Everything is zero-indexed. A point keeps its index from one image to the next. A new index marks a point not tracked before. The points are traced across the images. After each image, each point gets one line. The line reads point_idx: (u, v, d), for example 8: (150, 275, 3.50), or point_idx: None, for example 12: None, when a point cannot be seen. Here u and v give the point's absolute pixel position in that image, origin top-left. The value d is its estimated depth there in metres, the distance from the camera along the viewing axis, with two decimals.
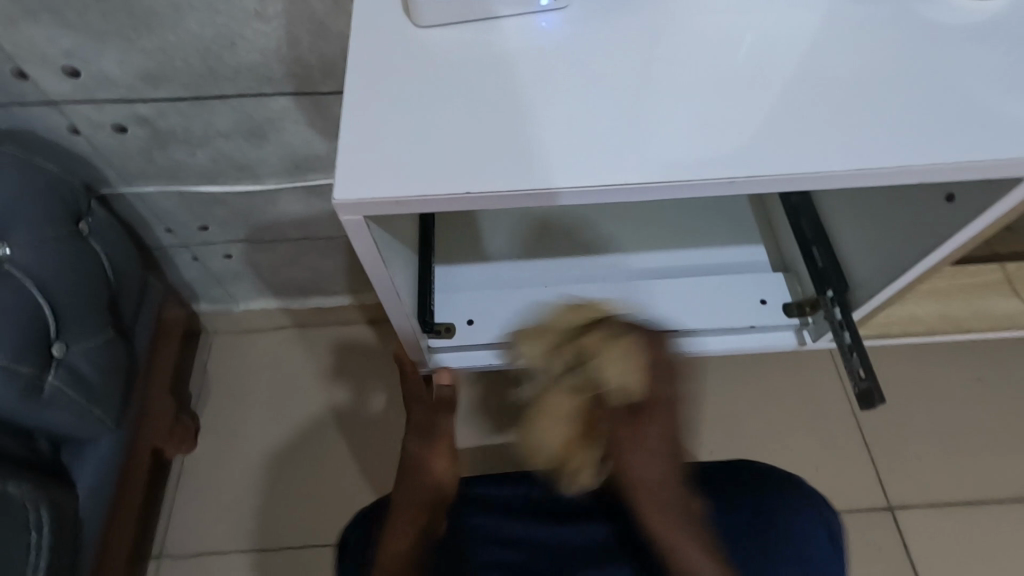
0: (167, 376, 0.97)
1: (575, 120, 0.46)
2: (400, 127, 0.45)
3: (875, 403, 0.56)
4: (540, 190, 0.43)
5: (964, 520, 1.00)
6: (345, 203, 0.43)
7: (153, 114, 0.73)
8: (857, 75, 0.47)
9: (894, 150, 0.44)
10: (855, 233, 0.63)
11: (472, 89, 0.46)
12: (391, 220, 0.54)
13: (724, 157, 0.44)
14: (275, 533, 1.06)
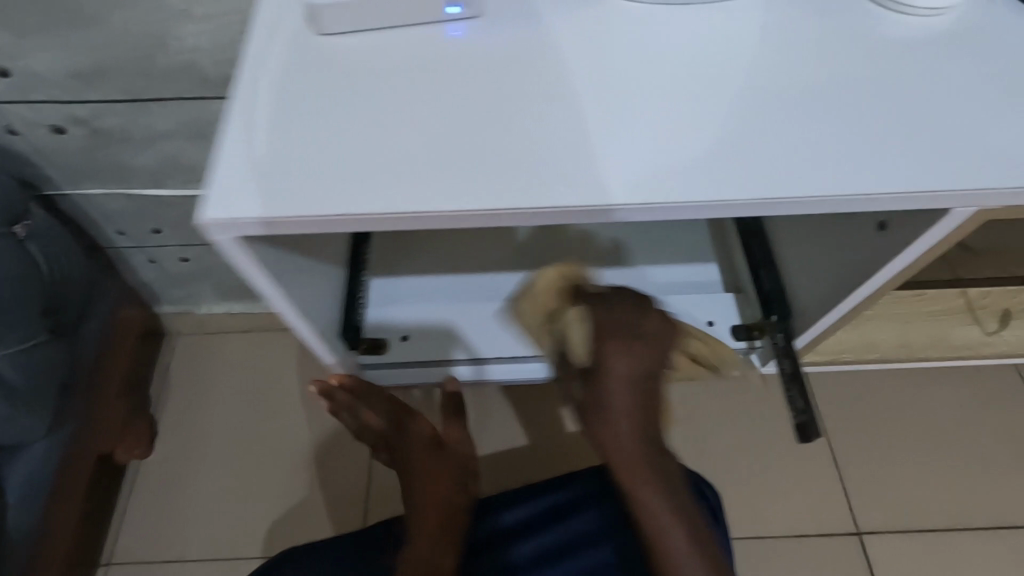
0: (117, 379, 0.95)
1: (483, 143, 0.46)
2: (289, 141, 0.45)
3: (811, 437, 0.53)
4: (459, 210, 0.43)
5: (932, 545, 0.98)
6: (215, 222, 0.42)
7: (89, 114, 0.72)
8: (776, 102, 0.47)
9: (816, 175, 0.44)
10: (801, 260, 0.61)
11: (385, 114, 0.47)
12: (295, 237, 0.54)
13: (644, 180, 0.44)
14: (227, 543, 1.03)
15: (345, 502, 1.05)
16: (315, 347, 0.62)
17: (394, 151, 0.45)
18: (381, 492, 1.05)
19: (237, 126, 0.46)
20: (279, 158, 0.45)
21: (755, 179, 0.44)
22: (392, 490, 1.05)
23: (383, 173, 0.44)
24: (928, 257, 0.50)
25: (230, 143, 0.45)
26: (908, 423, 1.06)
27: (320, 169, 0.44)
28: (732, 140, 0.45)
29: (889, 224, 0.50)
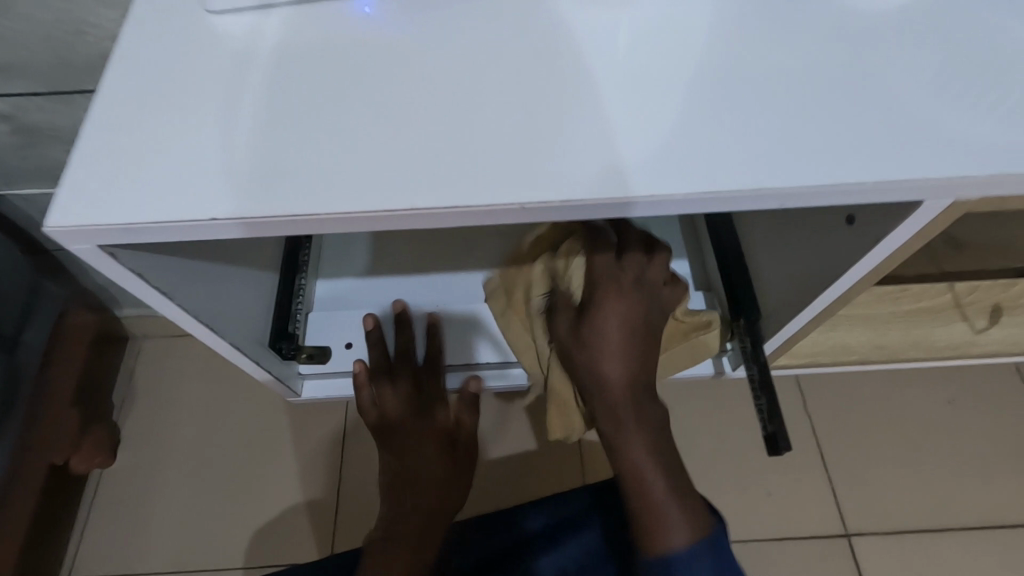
0: (70, 385, 0.93)
1: (402, 144, 0.43)
2: (178, 140, 0.44)
3: (781, 451, 0.49)
4: (378, 212, 0.41)
5: (923, 547, 0.94)
6: (58, 228, 0.40)
7: (13, 109, 0.68)
8: (718, 94, 0.44)
9: (760, 168, 0.41)
10: (772, 257, 0.56)
11: (300, 116, 0.45)
12: (193, 244, 0.51)
13: (577, 176, 0.41)
14: (192, 551, 1.00)
15: (314, 509, 1.01)
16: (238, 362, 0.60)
17: (303, 154, 0.43)
18: (352, 498, 1.01)
19: (114, 123, 0.44)
20: (167, 163, 0.43)
21: (692, 175, 0.41)
22: (363, 497, 1.01)
23: (288, 177, 0.42)
24: (899, 257, 0.46)
25: (104, 146, 0.44)
26: (899, 420, 1.02)
27: (212, 172, 0.42)
28: (666, 133, 0.42)
29: (858, 219, 0.46)
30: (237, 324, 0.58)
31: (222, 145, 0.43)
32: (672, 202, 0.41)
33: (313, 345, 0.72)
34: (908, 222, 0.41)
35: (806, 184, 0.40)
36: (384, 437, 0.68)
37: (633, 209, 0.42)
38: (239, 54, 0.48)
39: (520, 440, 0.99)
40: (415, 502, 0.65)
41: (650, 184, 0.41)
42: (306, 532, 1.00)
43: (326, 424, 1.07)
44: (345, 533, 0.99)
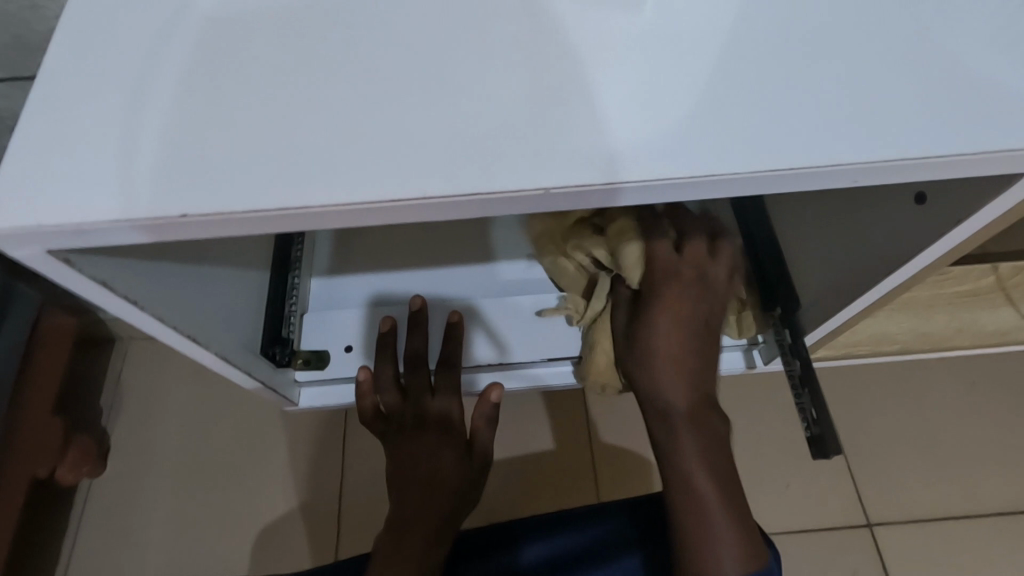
0: (48, 394, 0.87)
1: (375, 124, 0.39)
2: (141, 126, 0.39)
3: (829, 455, 0.44)
4: (386, 202, 0.37)
5: (949, 536, 0.90)
6: (5, 232, 0.36)
7: None
8: (730, 63, 0.40)
9: (807, 142, 0.37)
10: (811, 243, 0.52)
11: (256, 97, 0.40)
12: (165, 245, 0.46)
13: (596, 156, 0.37)
14: (187, 561, 0.95)
15: (313, 516, 0.97)
16: (227, 371, 0.54)
17: (261, 138, 0.38)
18: (353, 503, 0.97)
19: (70, 108, 0.39)
20: (113, 152, 0.38)
21: (707, 154, 0.37)
22: (365, 498, 0.97)
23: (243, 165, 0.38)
24: (969, 243, 0.42)
25: (55, 134, 0.39)
26: (922, 404, 0.97)
27: (179, 162, 0.38)
28: (694, 106, 0.38)
29: (929, 197, 0.41)
30: (225, 329, 0.54)
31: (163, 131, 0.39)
32: (687, 185, 0.37)
33: (308, 348, 0.68)
34: (999, 202, 0.37)
35: (840, 161, 0.36)
36: (394, 434, 0.65)
37: (621, 196, 0.38)
38: (183, 27, 0.43)
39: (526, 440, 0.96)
40: (428, 503, 0.61)
41: (643, 167, 0.37)
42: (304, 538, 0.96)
43: (323, 426, 1.02)
44: (346, 539, 0.95)
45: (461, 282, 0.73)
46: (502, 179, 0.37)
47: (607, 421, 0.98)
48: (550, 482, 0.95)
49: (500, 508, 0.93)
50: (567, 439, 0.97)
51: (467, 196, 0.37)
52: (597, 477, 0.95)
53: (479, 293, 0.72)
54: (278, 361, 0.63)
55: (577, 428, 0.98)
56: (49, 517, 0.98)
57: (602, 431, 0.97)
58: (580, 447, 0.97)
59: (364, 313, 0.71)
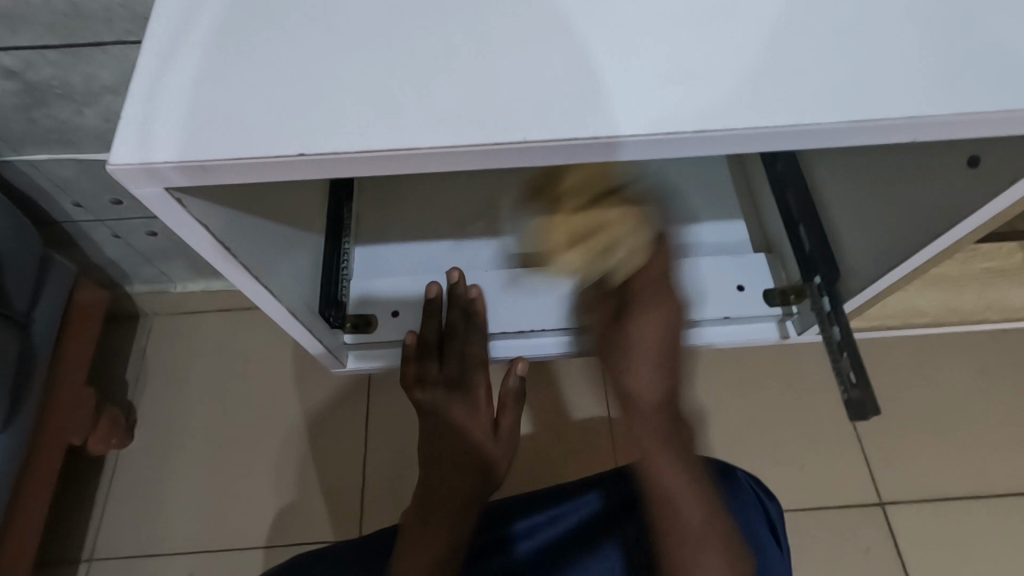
0: (81, 368, 0.88)
1: (400, 72, 0.38)
2: (231, 64, 0.38)
3: (868, 416, 0.46)
4: (462, 148, 0.37)
5: (958, 514, 0.92)
6: (127, 168, 0.35)
7: (21, 65, 0.63)
8: (782, 21, 0.40)
9: (892, 95, 0.37)
10: (848, 207, 0.54)
11: (302, 42, 0.39)
12: (249, 195, 0.46)
13: (681, 108, 0.37)
14: (218, 532, 0.97)
15: (337, 491, 0.98)
16: (290, 329, 0.56)
17: (328, 79, 0.38)
18: (376, 478, 0.99)
19: (160, 48, 0.39)
20: (138, 96, 0.37)
21: (762, 107, 0.37)
22: (388, 472, 0.99)
23: (252, 113, 0.37)
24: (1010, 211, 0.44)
25: (152, 71, 0.38)
26: (935, 387, 0.99)
27: (279, 99, 0.37)
28: (766, 60, 0.38)
29: (984, 160, 0.42)
30: (292, 286, 0.54)
31: (184, 77, 0.38)
32: (733, 138, 0.37)
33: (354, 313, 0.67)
34: None
35: (879, 117, 0.37)
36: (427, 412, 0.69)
37: (620, 151, 0.38)
38: None
39: (546, 416, 0.99)
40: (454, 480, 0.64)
41: (638, 116, 0.37)
42: (327, 512, 0.97)
43: (348, 402, 1.04)
44: (370, 513, 0.96)
45: (485, 250, 0.70)
46: (554, 128, 0.37)
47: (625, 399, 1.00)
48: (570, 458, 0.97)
49: (521, 482, 0.95)
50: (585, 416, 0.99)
51: (502, 147, 0.37)
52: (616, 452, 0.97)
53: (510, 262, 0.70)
54: (333, 320, 0.63)
55: (596, 404, 1.00)
56: (77, 488, 1.00)
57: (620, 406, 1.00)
58: (600, 420, 0.99)
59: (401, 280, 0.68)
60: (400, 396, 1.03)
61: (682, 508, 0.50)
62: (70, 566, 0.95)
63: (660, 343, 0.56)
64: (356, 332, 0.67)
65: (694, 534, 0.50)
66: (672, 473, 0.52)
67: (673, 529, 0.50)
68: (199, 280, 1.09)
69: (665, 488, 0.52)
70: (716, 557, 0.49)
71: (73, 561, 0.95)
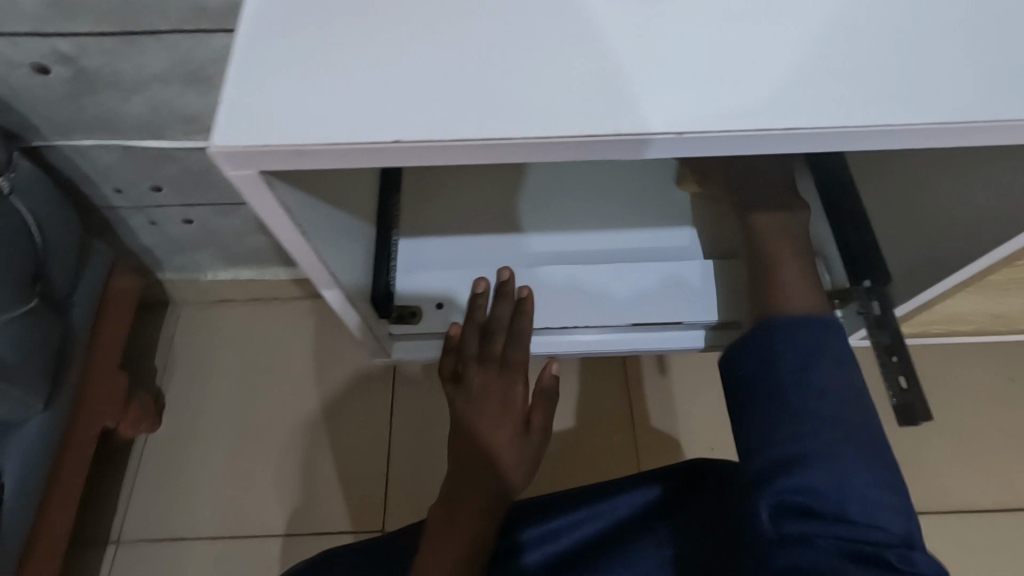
0: (114, 352, 0.88)
1: (476, 61, 0.38)
2: (320, 50, 0.38)
3: (918, 421, 0.45)
4: (526, 140, 0.37)
5: (983, 526, 0.91)
6: (226, 150, 0.35)
7: (75, 51, 0.64)
8: (844, 23, 0.40)
9: (959, 100, 0.37)
10: (900, 212, 0.54)
11: (385, 29, 0.39)
12: (320, 183, 0.47)
13: (747, 108, 0.37)
14: (242, 518, 0.98)
15: (360, 482, 0.99)
16: (339, 311, 0.57)
17: (413, 67, 0.38)
18: (398, 470, 0.99)
19: (249, 33, 0.39)
20: (228, 79, 0.37)
21: (822, 107, 0.37)
22: (412, 465, 0.99)
23: (315, 99, 0.37)
24: None
25: (244, 55, 0.38)
26: (962, 398, 0.98)
27: (368, 84, 0.37)
28: (832, 63, 0.39)
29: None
30: (350, 274, 0.55)
31: (250, 61, 0.38)
32: (793, 140, 0.38)
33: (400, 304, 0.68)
34: None
35: (937, 120, 0.37)
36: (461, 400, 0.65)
37: (647, 150, 0.38)
38: None
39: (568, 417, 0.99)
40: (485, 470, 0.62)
41: (691, 113, 0.37)
42: (349, 502, 0.98)
43: (370, 394, 1.05)
44: (394, 505, 0.97)
45: (525, 247, 0.72)
46: (615, 124, 0.37)
47: (645, 400, 1.00)
48: (591, 459, 0.97)
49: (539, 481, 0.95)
50: (606, 415, 0.99)
51: (569, 141, 0.37)
52: (637, 451, 0.97)
53: (537, 261, 0.71)
54: (383, 310, 0.64)
55: (619, 402, 1.00)
56: (106, 472, 1.01)
57: (642, 405, 1.00)
58: (622, 417, 0.99)
59: (449, 274, 0.70)
60: (423, 389, 1.04)
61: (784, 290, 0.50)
62: (98, 547, 0.97)
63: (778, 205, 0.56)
64: (401, 323, 0.69)
65: (788, 279, 0.51)
66: (773, 229, 0.55)
67: (769, 273, 0.52)
68: (228, 269, 1.10)
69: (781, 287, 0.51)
70: (808, 290, 0.50)
71: (102, 542, 0.97)
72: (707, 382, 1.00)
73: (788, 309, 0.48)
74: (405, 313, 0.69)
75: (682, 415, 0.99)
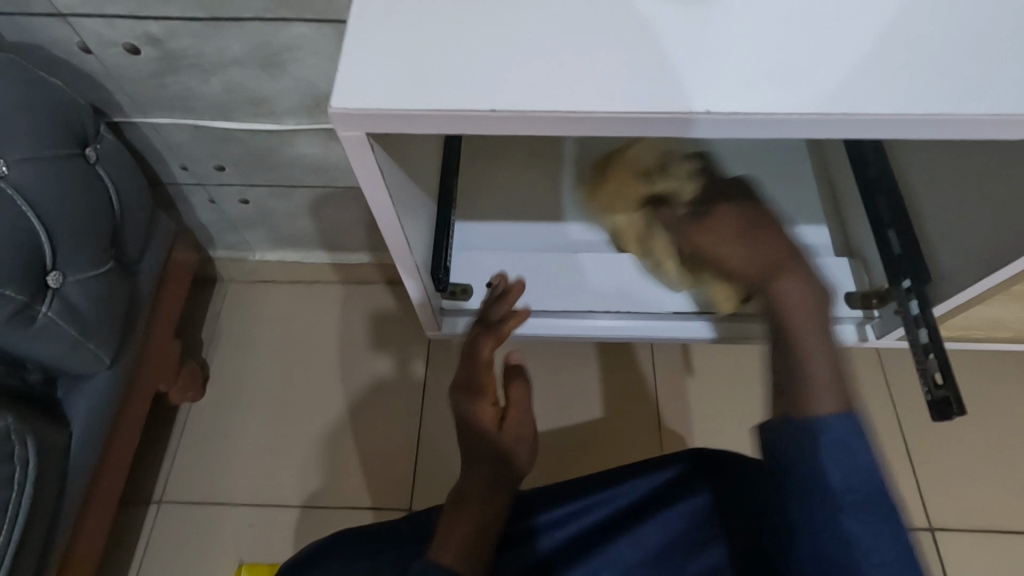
0: (170, 321, 0.93)
1: (559, 43, 0.42)
2: (425, 26, 0.42)
3: (952, 416, 0.47)
4: (589, 114, 0.40)
5: (1015, 547, 0.88)
6: (343, 113, 0.39)
7: (166, 33, 0.69)
8: (900, 27, 0.42)
9: (1001, 95, 0.40)
10: (951, 209, 0.57)
11: (481, 12, 0.43)
12: (403, 156, 0.51)
13: (799, 99, 0.40)
14: (275, 488, 1.02)
15: (390, 461, 1.02)
16: (406, 282, 0.61)
17: (508, 45, 0.41)
18: (427, 453, 1.02)
19: (361, 11, 0.43)
20: (343, 52, 0.41)
21: (870, 98, 0.40)
22: (441, 449, 1.02)
23: (425, 68, 0.40)
24: None
25: (359, 30, 0.42)
26: (1000, 417, 0.96)
27: (470, 59, 0.41)
28: (881, 57, 0.41)
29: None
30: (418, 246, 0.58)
31: (360, 37, 0.42)
32: (841, 123, 0.40)
33: (454, 281, 0.73)
34: None
35: (970, 111, 0.39)
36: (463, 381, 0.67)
37: (691, 128, 0.41)
38: None
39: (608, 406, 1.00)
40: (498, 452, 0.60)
41: (742, 102, 0.40)
42: (375, 480, 1.01)
43: (402, 376, 1.08)
44: (421, 486, 1.00)
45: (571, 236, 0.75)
46: (674, 103, 0.40)
47: (667, 396, 1.00)
48: (619, 449, 0.97)
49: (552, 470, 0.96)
50: (631, 411, 1.00)
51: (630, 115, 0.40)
52: (661, 444, 0.97)
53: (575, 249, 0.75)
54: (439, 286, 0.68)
55: (645, 398, 1.00)
56: (152, 435, 1.07)
57: (669, 403, 1.00)
58: (647, 413, 0.99)
59: (501, 254, 0.74)
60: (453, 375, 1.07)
61: (806, 363, 0.46)
62: (140, 506, 1.02)
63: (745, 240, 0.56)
64: (452, 299, 0.72)
65: (815, 375, 0.45)
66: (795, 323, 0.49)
67: (799, 368, 0.46)
68: (277, 251, 1.16)
69: (801, 365, 0.46)
70: (835, 381, 0.45)
71: (144, 501, 1.02)
72: (733, 385, 1.00)
73: (819, 404, 0.43)
74: (456, 291, 0.72)
75: (700, 414, 0.99)
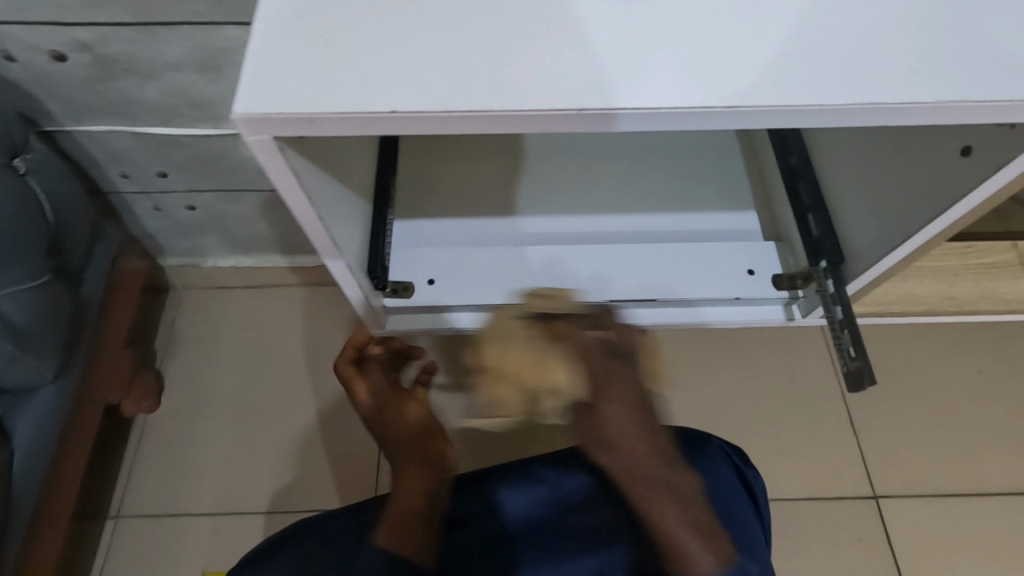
0: (121, 331, 0.92)
1: (478, 42, 0.43)
2: (341, 27, 0.43)
3: (864, 386, 0.50)
4: (510, 112, 0.41)
5: (951, 509, 0.94)
6: (248, 117, 0.40)
7: (94, 39, 0.68)
8: (807, 25, 0.44)
9: (894, 84, 0.43)
10: (858, 190, 0.61)
11: (399, 11, 0.44)
12: (329, 156, 0.52)
13: (711, 90, 0.42)
14: (237, 496, 1.01)
15: (353, 461, 1.03)
16: (342, 283, 0.61)
17: (426, 45, 0.43)
18: None
19: (276, 15, 0.43)
20: (246, 55, 0.41)
21: (776, 89, 0.42)
22: None
23: (335, 70, 0.41)
24: (998, 195, 0.50)
25: (270, 33, 0.42)
26: (936, 386, 1.01)
27: (381, 60, 0.42)
28: (787, 50, 0.44)
29: (975, 149, 0.49)
30: (350, 246, 0.59)
31: (268, 41, 0.42)
32: (752, 113, 0.42)
33: (394, 279, 0.71)
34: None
35: (867, 100, 0.42)
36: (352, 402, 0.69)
37: (616, 123, 0.43)
38: None
39: None
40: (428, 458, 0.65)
41: (650, 100, 0.42)
42: (340, 480, 1.02)
43: None
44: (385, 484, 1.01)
45: (514, 228, 0.75)
46: (590, 98, 0.42)
47: None
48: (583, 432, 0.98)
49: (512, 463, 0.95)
50: None
51: (553, 112, 0.41)
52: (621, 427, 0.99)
53: (523, 242, 0.74)
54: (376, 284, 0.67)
55: None
56: (108, 450, 1.05)
57: None
58: None
59: (445, 249, 0.73)
60: None
61: (683, 544, 0.51)
62: (97, 522, 1.00)
63: (631, 427, 0.55)
64: (395, 297, 0.71)
65: (691, 549, 0.51)
66: (674, 520, 0.52)
67: (676, 548, 0.51)
68: (230, 255, 1.14)
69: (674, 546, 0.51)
70: (703, 540, 0.52)
71: (101, 517, 1.00)
72: (689, 369, 1.02)
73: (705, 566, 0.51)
74: (398, 288, 0.70)
75: None
